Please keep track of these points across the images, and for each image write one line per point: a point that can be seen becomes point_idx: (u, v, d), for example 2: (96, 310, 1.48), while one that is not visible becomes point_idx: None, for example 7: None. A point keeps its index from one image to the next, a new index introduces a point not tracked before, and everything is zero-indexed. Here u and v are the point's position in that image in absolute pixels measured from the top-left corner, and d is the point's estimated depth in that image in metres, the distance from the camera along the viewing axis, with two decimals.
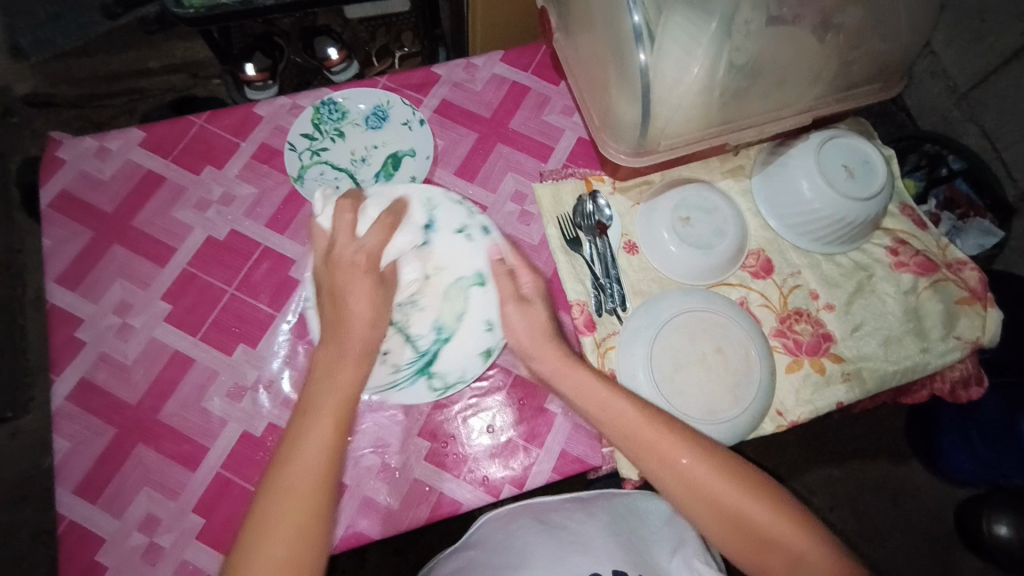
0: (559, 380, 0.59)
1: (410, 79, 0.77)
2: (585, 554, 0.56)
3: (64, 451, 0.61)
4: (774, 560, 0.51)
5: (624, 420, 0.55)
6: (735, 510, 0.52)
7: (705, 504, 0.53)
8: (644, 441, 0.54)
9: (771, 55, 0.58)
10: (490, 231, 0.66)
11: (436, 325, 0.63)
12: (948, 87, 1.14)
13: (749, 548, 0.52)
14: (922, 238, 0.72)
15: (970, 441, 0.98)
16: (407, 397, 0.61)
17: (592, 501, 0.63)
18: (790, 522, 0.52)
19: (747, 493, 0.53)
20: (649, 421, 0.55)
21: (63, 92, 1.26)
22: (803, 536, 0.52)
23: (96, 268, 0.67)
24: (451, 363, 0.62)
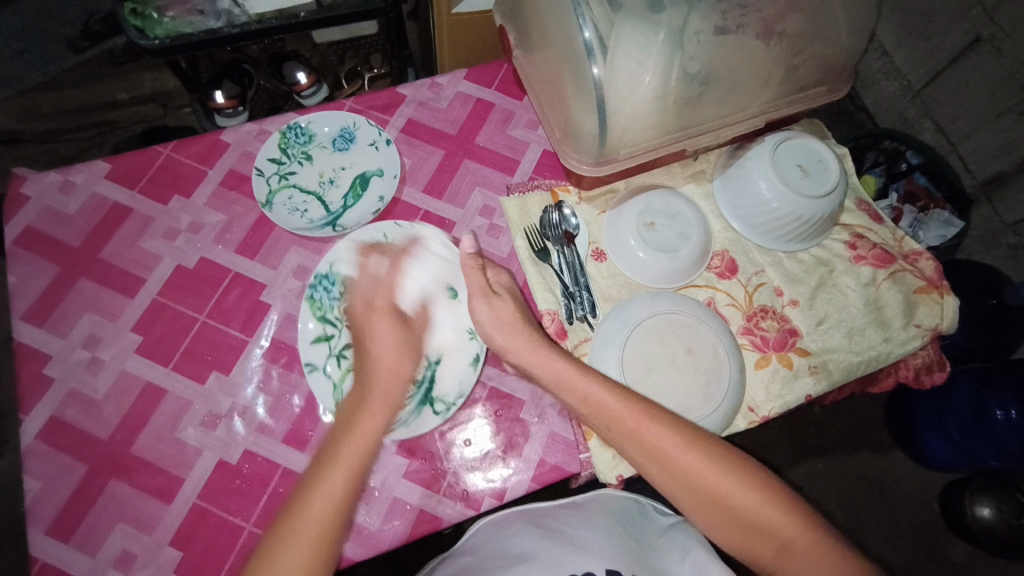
0: (537, 366, 0.59)
1: (375, 100, 0.78)
2: (579, 554, 0.56)
3: (34, 492, 0.60)
4: (761, 545, 0.52)
5: (603, 408, 0.55)
6: (720, 497, 0.52)
7: (690, 491, 0.53)
8: (625, 431, 0.54)
9: (721, 62, 0.60)
10: (445, 245, 0.69)
11: (425, 351, 0.64)
12: (903, 85, 1.18)
13: (736, 532, 0.53)
14: (879, 231, 0.75)
15: (946, 426, 1.00)
16: (415, 429, 0.61)
17: (587, 505, 0.63)
18: (779, 508, 0.51)
19: (734, 479, 0.52)
20: (628, 409, 0.54)
21: (31, 127, 1.25)
22: (792, 522, 0.51)
23: (63, 303, 0.67)
24: (449, 383, 0.63)
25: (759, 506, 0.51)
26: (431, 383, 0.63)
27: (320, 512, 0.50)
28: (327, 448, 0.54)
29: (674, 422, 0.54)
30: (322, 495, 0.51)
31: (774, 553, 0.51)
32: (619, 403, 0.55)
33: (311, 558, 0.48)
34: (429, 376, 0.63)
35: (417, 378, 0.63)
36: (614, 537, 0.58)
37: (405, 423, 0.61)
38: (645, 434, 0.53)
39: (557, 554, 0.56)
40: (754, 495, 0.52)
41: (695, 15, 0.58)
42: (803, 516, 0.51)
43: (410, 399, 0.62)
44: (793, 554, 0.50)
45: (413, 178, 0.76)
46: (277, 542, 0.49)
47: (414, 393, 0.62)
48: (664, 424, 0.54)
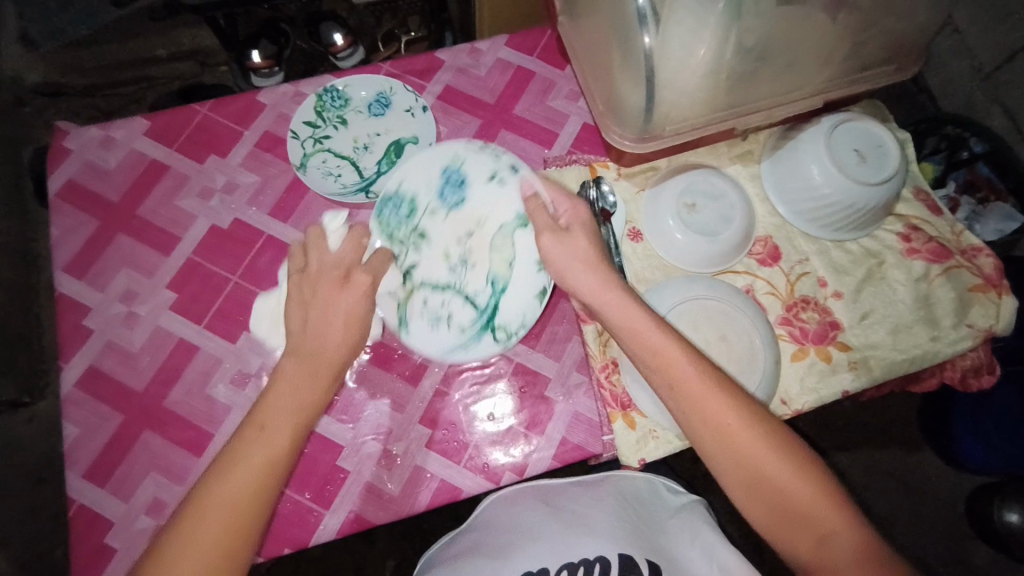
0: (610, 312, 0.56)
1: (413, 65, 0.76)
2: (592, 535, 0.56)
3: (74, 437, 0.62)
4: (803, 536, 0.49)
5: (674, 368, 0.52)
6: (773, 484, 0.50)
7: (744, 474, 0.50)
8: (691, 397, 0.51)
9: (781, 37, 0.56)
10: (519, 170, 0.67)
11: (491, 277, 0.65)
12: (972, 67, 1.10)
13: (780, 523, 0.50)
14: (936, 223, 0.71)
15: (983, 428, 0.95)
16: (476, 354, 0.62)
17: (598, 485, 0.63)
18: (828, 501, 0.49)
19: (790, 465, 0.50)
20: (699, 375, 0.52)
21: (73, 82, 1.26)
22: (840, 517, 0.49)
23: (102, 257, 0.68)
24: (513, 312, 0.64)
25: (810, 495, 0.49)
26: (494, 310, 0.64)
27: (243, 475, 0.48)
28: (265, 405, 0.51)
29: (739, 398, 0.52)
30: (256, 449, 0.49)
31: (819, 546, 0.48)
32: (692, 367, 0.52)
33: (240, 508, 0.47)
34: (492, 304, 0.64)
35: (482, 304, 0.64)
36: (627, 521, 0.58)
37: (465, 346, 0.63)
38: (713, 406, 0.51)
39: (569, 536, 0.57)
40: (808, 484, 0.50)
41: None
42: (851, 513, 0.49)
43: (473, 323, 0.64)
44: (839, 549, 0.48)
45: None
46: (217, 482, 0.47)
47: (478, 318, 0.64)
48: (731, 397, 0.51)
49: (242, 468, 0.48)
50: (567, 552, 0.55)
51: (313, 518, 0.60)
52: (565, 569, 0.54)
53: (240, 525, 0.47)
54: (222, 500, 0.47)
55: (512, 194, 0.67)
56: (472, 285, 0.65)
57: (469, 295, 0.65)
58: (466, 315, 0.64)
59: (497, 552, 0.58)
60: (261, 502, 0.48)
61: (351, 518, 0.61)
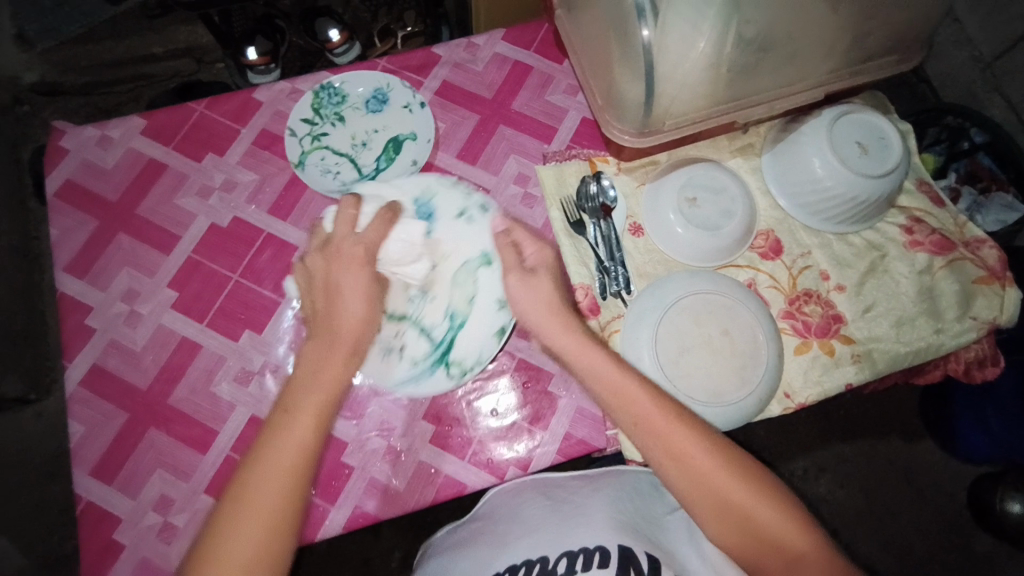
0: (574, 353, 0.56)
1: (410, 60, 0.75)
2: (588, 527, 0.54)
3: (78, 436, 0.62)
4: (772, 561, 0.49)
5: (637, 405, 0.52)
6: (739, 508, 0.50)
7: (710, 500, 0.50)
8: (657, 430, 0.51)
9: (783, 28, 0.56)
10: (489, 209, 0.67)
11: (448, 312, 0.64)
12: (972, 56, 1.09)
13: (746, 546, 0.50)
14: (938, 215, 0.70)
15: (984, 417, 0.95)
16: (428, 387, 0.61)
17: (598, 478, 0.60)
18: (794, 525, 0.49)
19: (752, 489, 0.50)
20: (659, 409, 0.52)
21: (71, 81, 1.25)
22: (806, 540, 0.49)
23: (103, 256, 0.68)
24: (469, 349, 0.62)
25: (776, 518, 0.49)
26: (448, 346, 0.63)
27: (258, 500, 0.46)
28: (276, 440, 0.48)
29: (700, 426, 0.52)
30: (267, 481, 0.46)
31: (788, 569, 0.48)
32: (653, 405, 0.52)
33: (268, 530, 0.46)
34: (448, 339, 0.63)
35: (437, 338, 0.63)
36: (627, 512, 0.56)
37: (417, 380, 0.61)
38: (673, 432, 0.51)
39: (566, 529, 0.55)
40: (771, 506, 0.50)
41: None
42: (814, 534, 0.49)
43: (427, 357, 0.62)
44: (809, 568, 0.47)
45: (447, 143, 0.73)
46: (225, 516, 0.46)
47: (432, 352, 0.62)
48: (693, 426, 0.52)
49: (235, 547, 0.45)
50: (565, 542, 0.54)
51: (318, 514, 0.60)
52: (563, 557, 0.52)
53: None
54: (235, 529, 0.45)
55: (479, 231, 0.67)
56: (428, 318, 0.63)
57: (425, 328, 0.63)
58: (419, 348, 0.62)
59: (493, 551, 0.57)
60: (281, 535, 0.46)
61: (356, 515, 0.60)
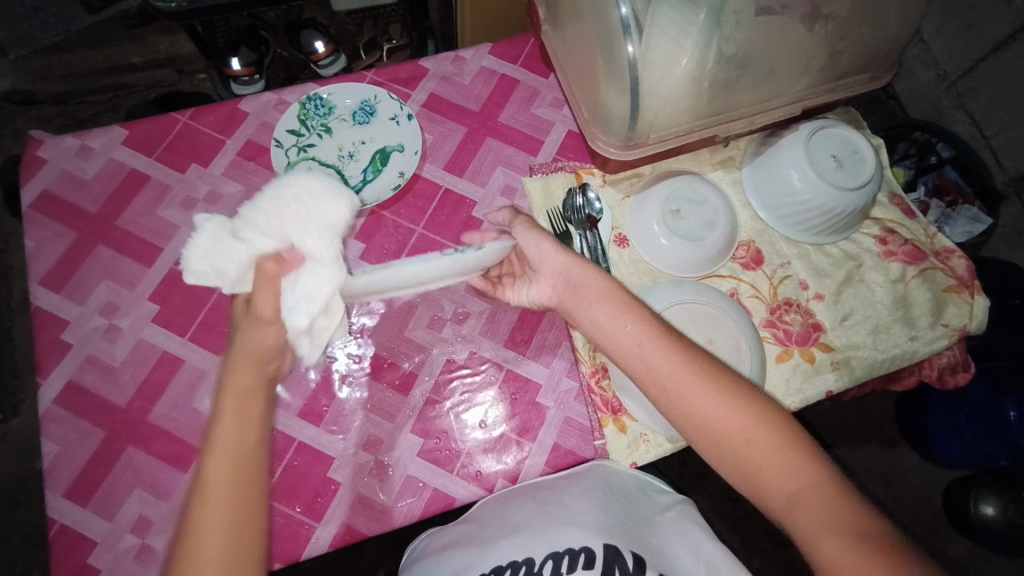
0: (583, 280, 0.56)
1: (397, 73, 0.76)
2: (574, 527, 0.53)
3: (53, 455, 0.60)
4: (770, 487, 0.46)
5: (622, 330, 0.52)
6: (733, 433, 0.47)
7: (704, 429, 0.48)
8: (641, 352, 0.51)
9: (762, 46, 0.58)
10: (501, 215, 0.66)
11: None
12: (937, 75, 1.14)
13: (744, 473, 0.47)
14: (911, 226, 0.73)
15: (958, 424, 0.97)
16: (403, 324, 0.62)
17: (584, 476, 0.59)
18: (792, 451, 0.46)
19: (753, 416, 0.47)
20: (645, 332, 0.51)
21: (44, 88, 1.22)
22: (805, 467, 0.46)
23: (81, 269, 0.66)
24: None
25: (774, 446, 0.46)
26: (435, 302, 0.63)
27: (212, 524, 0.41)
28: (239, 449, 0.44)
29: (694, 354, 0.50)
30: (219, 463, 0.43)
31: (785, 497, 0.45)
32: (639, 327, 0.52)
33: (235, 525, 0.42)
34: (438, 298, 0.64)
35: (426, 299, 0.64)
36: (613, 513, 0.56)
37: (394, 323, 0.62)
38: (659, 359, 0.50)
39: (551, 529, 0.54)
40: (775, 437, 0.47)
41: None
42: (816, 460, 0.46)
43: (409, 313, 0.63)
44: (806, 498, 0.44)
45: (434, 155, 0.74)
46: (190, 526, 0.41)
47: None
48: (682, 354, 0.50)
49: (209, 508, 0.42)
50: (552, 542, 0.52)
51: (303, 532, 0.59)
52: (550, 559, 0.51)
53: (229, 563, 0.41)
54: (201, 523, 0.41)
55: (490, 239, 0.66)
56: None
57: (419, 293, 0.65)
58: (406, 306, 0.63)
59: (477, 550, 0.55)
60: (249, 524, 0.42)
61: (342, 531, 0.59)
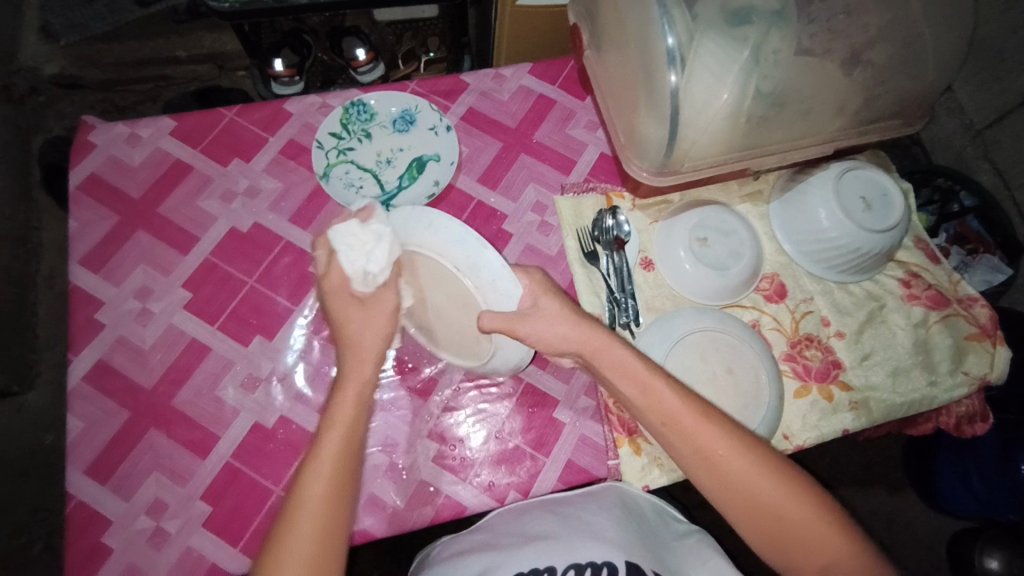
0: (603, 352, 0.56)
1: (438, 85, 0.78)
2: (597, 541, 0.54)
3: (77, 431, 0.61)
4: (805, 561, 0.50)
5: (664, 406, 0.53)
6: (772, 510, 0.51)
7: (737, 496, 0.52)
8: (684, 431, 0.53)
9: (801, 86, 0.59)
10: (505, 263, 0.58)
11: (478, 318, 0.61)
12: (963, 124, 1.15)
13: (780, 544, 0.51)
14: (935, 272, 0.73)
15: (966, 473, 0.96)
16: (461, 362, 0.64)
17: (603, 492, 0.60)
18: (826, 527, 0.50)
19: (788, 491, 0.51)
20: (689, 410, 0.53)
21: (90, 75, 1.26)
22: (839, 542, 0.50)
23: (119, 252, 0.68)
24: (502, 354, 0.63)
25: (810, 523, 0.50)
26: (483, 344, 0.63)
27: (321, 476, 0.48)
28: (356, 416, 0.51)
29: (728, 425, 0.53)
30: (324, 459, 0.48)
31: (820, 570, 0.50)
32: (680, 403, 0.53)
33: (328, 513, 0.47)
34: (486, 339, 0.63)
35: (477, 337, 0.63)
36: (632, 531, 0.57)
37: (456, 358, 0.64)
38: (701, 430, 0.52)
39: (575, 540, 0.55)
40: (801, 502, 0.51)
41: (775, 33, 0.57)
42: (848, 535, 0.50)
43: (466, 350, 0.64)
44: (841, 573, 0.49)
45: (469, 167, 0.75)
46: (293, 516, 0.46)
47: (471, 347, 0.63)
48: (725, 432, 0.53)
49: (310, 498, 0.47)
50: (575, 553, 0.54)
51: None
52: (573, 569, 0.52)
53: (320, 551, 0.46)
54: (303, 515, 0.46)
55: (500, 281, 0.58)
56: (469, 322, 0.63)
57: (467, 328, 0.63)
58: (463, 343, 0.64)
59: (498, 556, 0.55)
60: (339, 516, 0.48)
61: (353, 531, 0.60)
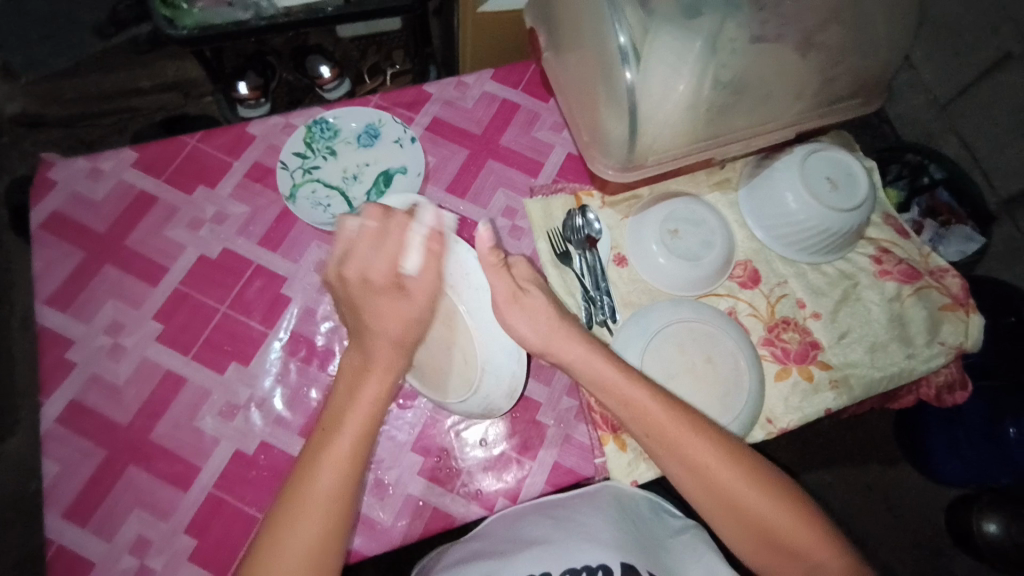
0: (579, 365, 0.57)
1: (401, 97, 0.78)
2: (592, 545, 0.55)
3: (54, 474, 0.60)
4: (790, 566, 0.51)
5: (648, 417, 0.54)
6: (757, 518, 0.52)
7: (724, 506, 0.52)
8: (670, 442, 0.53)
9: (757, 73, 0.60)
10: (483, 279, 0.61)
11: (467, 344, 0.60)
12: (928, 99, 1.17)
13: (766, 552, 0.52)
14: (904, 246, 0.74)
15: (957, 441, 0.97)
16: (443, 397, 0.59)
17: (597, 493, 0.60)
18: (811, 533, 0.51)
19: (773, 498, 0.52)
20: (674, 420, 0.53)
21: (53, 112, 1.25)
22: (823, 547, 0.51)
23: (87, 289, 0.67)
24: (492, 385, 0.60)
25: (796, 529, 0.51)
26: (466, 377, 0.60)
27: (345, 450, 0.51)
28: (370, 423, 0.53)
29: (713, 434, 0.54)
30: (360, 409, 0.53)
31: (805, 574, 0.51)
32: (665, 413, 0.53)
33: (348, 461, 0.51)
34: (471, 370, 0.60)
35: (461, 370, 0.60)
36: (627, 532, 0.57)
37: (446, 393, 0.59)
38: (687, 443, 0.53)
39: (570, 543, 0.55)
40: (786, 512, 0.52)
41: (730, 23, 0.57)
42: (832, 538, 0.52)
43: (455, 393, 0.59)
44: None
45: (436, 177, 0.75)
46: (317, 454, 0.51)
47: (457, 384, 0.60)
48: (711, 441, 0.53)
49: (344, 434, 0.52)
50: (570, 558, 0.54)
51: None
52: (567, 574, 0.53)
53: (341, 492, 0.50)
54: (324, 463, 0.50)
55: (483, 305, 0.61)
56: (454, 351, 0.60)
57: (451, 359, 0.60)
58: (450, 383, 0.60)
59: (495, 563, 0.55)
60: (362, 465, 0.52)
61: None
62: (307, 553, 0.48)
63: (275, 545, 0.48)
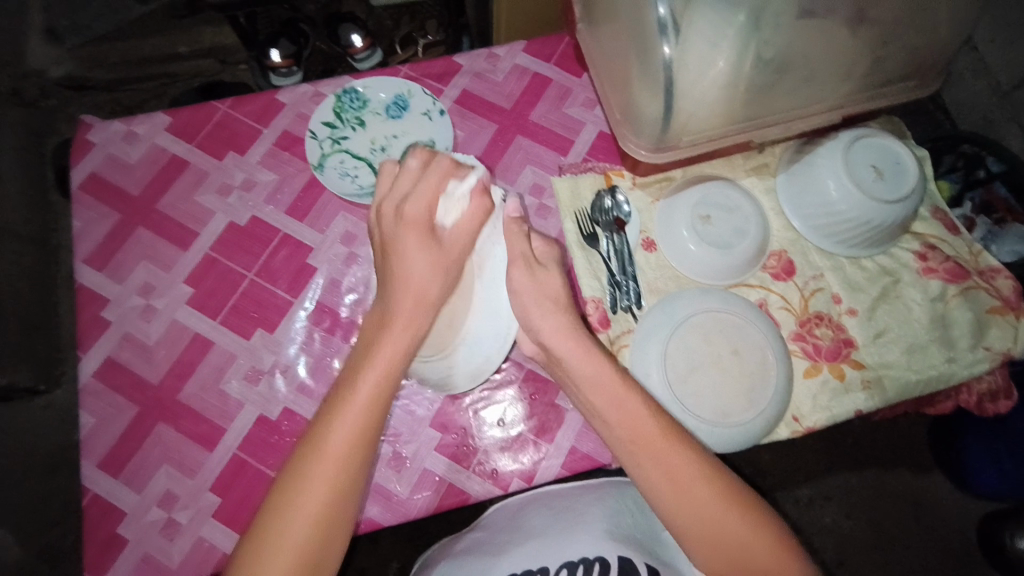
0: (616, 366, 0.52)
1: (431, 69, 0.77)
2: (587, 536, 0.54)
3: (89, 427, 0.63)
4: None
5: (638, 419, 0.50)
6: (719, 528, 0.47)
7: (683, 516, 0.48)
8: (639, 440, 0.50)
9: (802, 49, 0.56)
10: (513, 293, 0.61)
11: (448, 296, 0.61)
12: (991, 85, 1.09)
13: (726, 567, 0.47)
14: (953, 243, 0.70)
15: (997, 451, 0.93)
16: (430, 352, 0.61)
17: (600, 487, 0.61)
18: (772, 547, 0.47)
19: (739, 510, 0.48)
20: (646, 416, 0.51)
21: (99, 76, 1.29)
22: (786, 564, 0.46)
23: (123, 249, 0.69)
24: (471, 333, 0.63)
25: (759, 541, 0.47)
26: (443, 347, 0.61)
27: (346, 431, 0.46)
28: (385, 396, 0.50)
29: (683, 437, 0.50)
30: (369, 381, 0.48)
31: None
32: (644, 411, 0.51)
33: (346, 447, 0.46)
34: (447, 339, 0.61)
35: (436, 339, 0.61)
36: (626, 525, 0.56)
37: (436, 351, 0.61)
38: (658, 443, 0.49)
39: (566, 535, 0.55)
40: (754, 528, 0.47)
41: None
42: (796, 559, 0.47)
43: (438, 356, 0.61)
44: None
45: (465, 151, 0.74)
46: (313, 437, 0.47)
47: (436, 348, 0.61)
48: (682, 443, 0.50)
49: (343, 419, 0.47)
50: (567, 551, 0.54)
51: None
52: (564, 568, 0.53)
53: (330, 505, 0.44)
54: (318, 464, 0.45)
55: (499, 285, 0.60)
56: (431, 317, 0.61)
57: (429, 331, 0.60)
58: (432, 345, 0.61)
59: (495, 551, 0.58)
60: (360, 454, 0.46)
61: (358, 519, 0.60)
62: (328, 488, 0.45)
63: (287, 502, 0.44)
